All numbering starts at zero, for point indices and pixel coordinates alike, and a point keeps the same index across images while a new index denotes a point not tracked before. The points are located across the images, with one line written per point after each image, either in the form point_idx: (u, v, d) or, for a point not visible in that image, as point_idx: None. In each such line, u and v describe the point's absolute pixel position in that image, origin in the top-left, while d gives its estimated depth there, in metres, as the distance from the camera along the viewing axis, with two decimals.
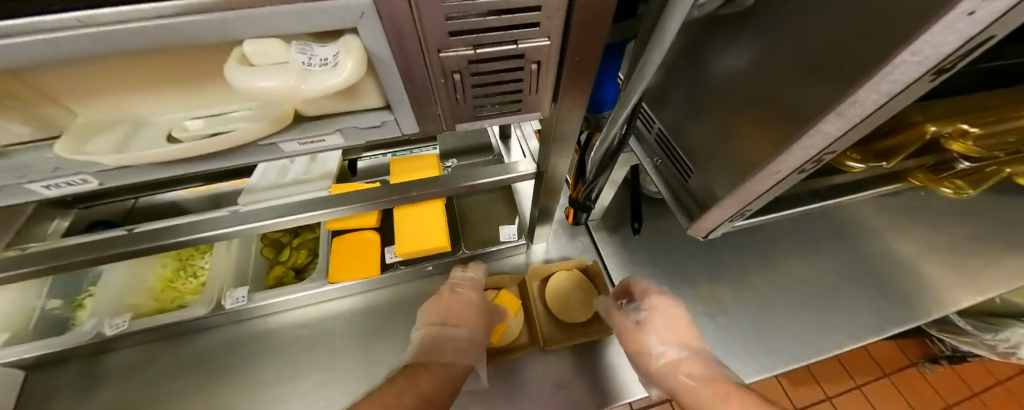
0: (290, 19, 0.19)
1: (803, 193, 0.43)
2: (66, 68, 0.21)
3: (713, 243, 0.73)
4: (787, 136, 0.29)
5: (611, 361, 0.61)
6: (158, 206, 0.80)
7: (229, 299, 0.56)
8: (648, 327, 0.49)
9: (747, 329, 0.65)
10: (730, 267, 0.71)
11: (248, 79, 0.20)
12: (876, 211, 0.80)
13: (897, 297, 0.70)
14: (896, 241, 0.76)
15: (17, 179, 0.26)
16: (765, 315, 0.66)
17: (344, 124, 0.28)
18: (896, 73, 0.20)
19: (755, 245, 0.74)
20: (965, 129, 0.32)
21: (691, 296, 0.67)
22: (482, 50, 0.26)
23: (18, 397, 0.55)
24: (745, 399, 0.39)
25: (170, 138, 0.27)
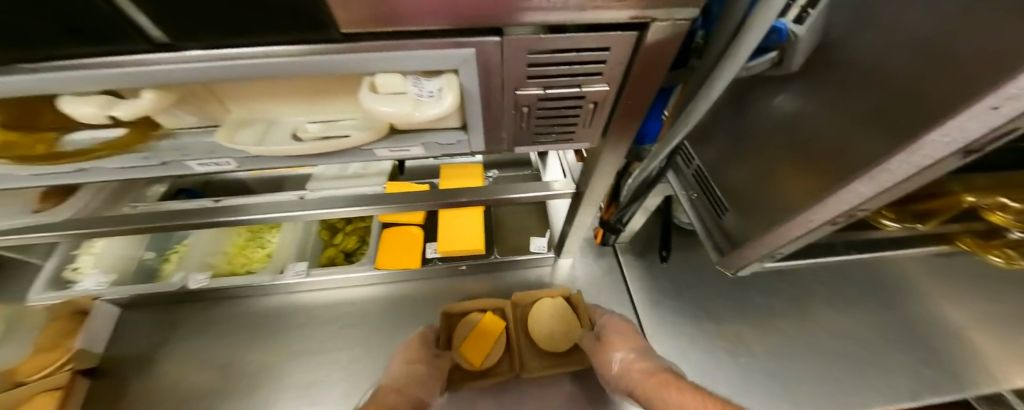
0: (413, 62, 0.26)
1: (838, 244, 0.43)
2: (244, 80, 0.28)
3: (741, 282, 0.73)
4: (824, 189, 0.31)
5: None
6: (234, 183, 0.92)
7: (291, 271, 0.64)
8: (604, 340, 0.56)
9: (768, 373, 0.64)
10: (756, 308, 0.70)
11: (378, 104, 0.27)
12: (923, 271, 0.76)
13: (940, 365, 0.66)
14: (944, 306, 0.72)
15: (180, 157, 0.33)
16: (789, 362, 0.65)
17: (428, 140, 0.34)
18: (927, 149, 0.22)
19: (785, 289, 0.73)
20: (1004, 203, 0.33)
21: (713, 332, 0.67)
22: (551, 91, 0.31)
23: (112, 330, 0.65)
24: (681, 385, 0.44)
25: (294, 137, 0.33)
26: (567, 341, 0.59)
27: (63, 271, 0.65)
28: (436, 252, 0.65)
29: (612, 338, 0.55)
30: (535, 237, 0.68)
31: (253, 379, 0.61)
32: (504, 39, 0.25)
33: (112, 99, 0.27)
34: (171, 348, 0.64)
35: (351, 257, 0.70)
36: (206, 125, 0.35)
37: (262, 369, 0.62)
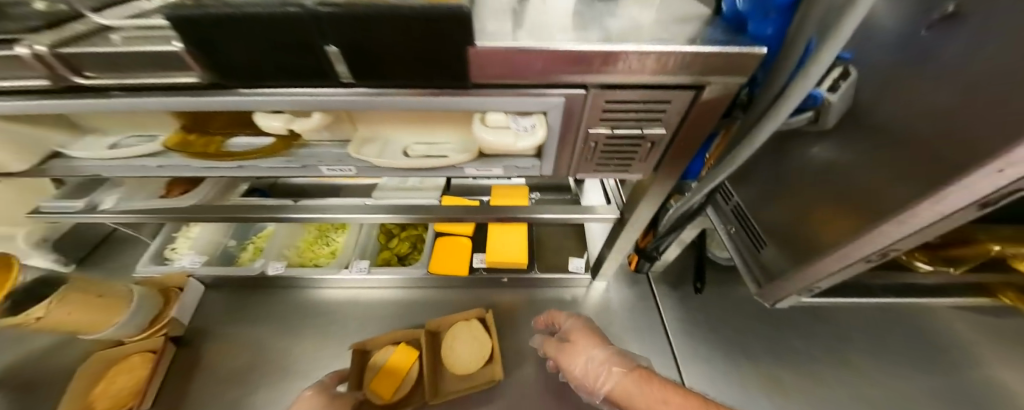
0: (517, 103, 0.34)
1: (875, 286, 0.46)
2: (384, 108, 0.37)
3: (775, 322, 0.73)
4: (858, 229, 0.35)
5: None
6: (303, 187, 1.04)
7: (354, 267, 0.72)
8: (576, 343, 0.57)
9: None
10: (791, 350, 0.70)
11: (490, 136, 0.36)
12: (971, 331, 0.74)
13: None
14: (999, 369, 0.69)
15: (317, 162, 0.42)
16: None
17: (510, 163, 0.41)
18: (947, 200, 0.27)
19: (820, 334, 0.73)
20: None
21: (746, 369, 0.67)
22: (617, 132, 0.37)
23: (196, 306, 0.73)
24: (662, 381, 0.45)
25: (405, 153, 0.42)
26: (475, 361, 0.64)
27: (164, 249, 0.76)
28: (483, 262, 0.71)
29: (582, 338, 0.57)
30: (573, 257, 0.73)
31: (305, 365, 0.67)
32: (588, 90, 0.33)
33: (292, 116, 0.37)
34: (236, 329, 0.71)
35: (404, 260, 0.78)
36: (335, 138, 0.44)
37: (313, 356, 0.68)
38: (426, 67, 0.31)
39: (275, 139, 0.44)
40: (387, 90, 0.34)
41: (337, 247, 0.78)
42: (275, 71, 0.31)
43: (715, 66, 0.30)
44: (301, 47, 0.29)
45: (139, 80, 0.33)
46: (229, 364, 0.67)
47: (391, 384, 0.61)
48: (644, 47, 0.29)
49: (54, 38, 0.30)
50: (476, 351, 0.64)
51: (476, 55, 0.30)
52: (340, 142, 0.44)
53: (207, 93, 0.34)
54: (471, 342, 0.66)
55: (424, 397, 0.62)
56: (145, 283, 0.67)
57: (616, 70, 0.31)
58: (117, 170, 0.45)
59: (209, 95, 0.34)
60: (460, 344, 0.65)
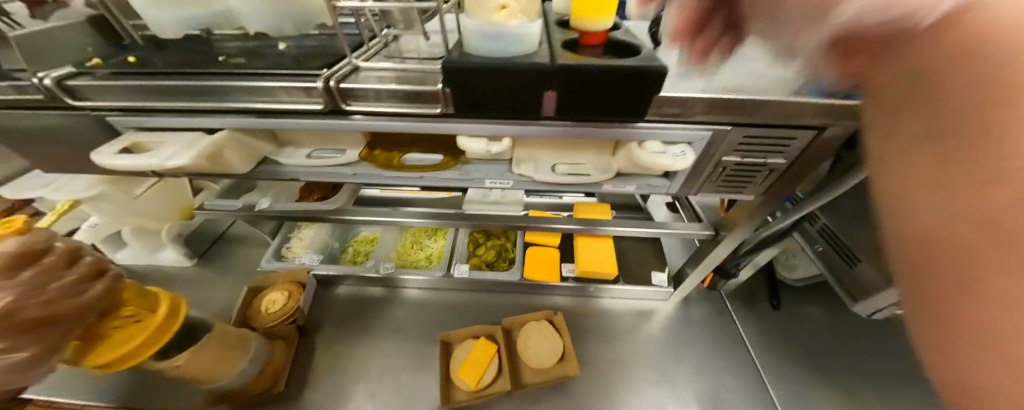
0: (671, 134, 0.43)
1: None
2: (556, 132, 0.46)
3: (864, 345, 0.73)
4: None
5: None
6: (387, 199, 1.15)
7: (456, 270, 0.81)
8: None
9: None
10: (884, 374, 0.69)
11: (651, 158, 0.44)
12: None
13: None
14: None
15: (485, 176, 0.53)
16: None
17: (646, 182, 0.50)
18: None
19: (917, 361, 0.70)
20: None
21: (835, 388, 0.67)
22: (744, 160, 0.46)
23: (314, 300, 0.82)
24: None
25: (558, 172, 0.52)
26: (551, 357, 0.66)
27: (283, 248, 0.85)
28: (572, 271, 0.78)
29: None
30: (654, 271, 0.79)
31: (410, 359, 0.73)
32: (733, 128, 0.42)
33: (487, 140, 0.47)
34: (345, 322, 0.79)
35: (493, 266, 0.86)
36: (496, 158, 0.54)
37: (416, 350, 0.75)
38: (618, 106, 0.40)
39: (445, 156, 0.55)
40: (574, 123, 0.43)
41: (433, 252, 0.88)
42: (500, 107, 0.41)
43: (842, 111, 0.39)
44: (534, 89, 0.39)
45: (388, 108, 0.44)
46: (342, 353, 0.74)
47: (474, 373, 0.64)
48: (787, 99, 0.39)
49: (345, 78, 0.42)
50: (550, 347, 0.67)
51: (659, 99, 0.40)
52: (500, 161, 0.54)
53: (434, 120, 0.45)
54: (544, 341, 0.68)
55: (503, 386, 0.65)
56: (275, 277, 0.77)
57: (762, 112, 0.40)
58: (315, 175, 0.55)
59: (432, 119, 0.44)
60: (534, 341, 0.68)
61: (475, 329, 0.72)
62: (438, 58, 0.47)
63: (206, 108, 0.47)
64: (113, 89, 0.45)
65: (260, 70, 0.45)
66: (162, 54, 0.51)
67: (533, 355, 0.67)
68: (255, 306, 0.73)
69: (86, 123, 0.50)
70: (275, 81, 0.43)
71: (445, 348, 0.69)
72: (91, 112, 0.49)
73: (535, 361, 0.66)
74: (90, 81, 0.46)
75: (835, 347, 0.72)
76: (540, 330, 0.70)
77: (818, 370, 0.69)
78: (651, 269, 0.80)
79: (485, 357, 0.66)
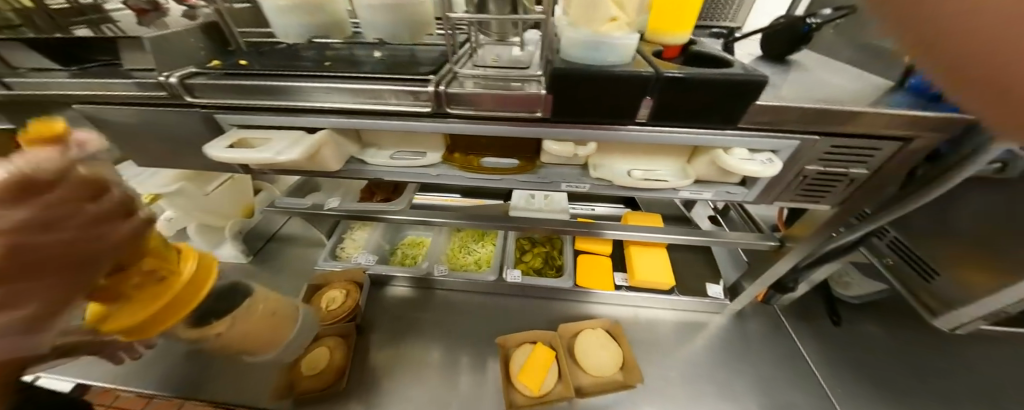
0: (760, 142, 0.45)
1: None
2: (642, 139, 0.48)
3: (934, 364, 0.70)
4: None
5: None
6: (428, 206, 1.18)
7: (508, 275, 0.82)
8: None
9: None
10: (959, 396, 0.66)
11: (740, 165, 0.46)
12: None
13: None
14: None
15: (562, 180, 0.55)
16: None
17: (724, 189, 0.52)
18: None
19: (992, 384, 0.67)
20: None
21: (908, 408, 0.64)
22: (827, 169, 0.47)
23: (368, 300, 0.84)
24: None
25: (635, 176, 0.53)
26: (612, 365, 0.67)
27: (337, 248, 0.88)
28: (624, 280, 0.79)
29: None
30: (709, 283, 0.79)
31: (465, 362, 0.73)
32: (821, 137, 0.44)
33: (574, 145, 0.50)
34: (398, 323, 0.80)
35: (540, 273, 0.86)
36: (572, 163, 0.56)
37: (471, 354, 0.75)
38: (714, 113, 0.42)
39: (522, 161, 0.58)
40: (666, 128, 0.46)
41: (482, 256, 0.89)
42: (598, 111, 0.44)
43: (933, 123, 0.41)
44: (636, 96, 0.42)
45: (489, 111, 0.46)
46: (399, 353, 0.75)
47: (536, 378, 0.64)
48: (878, 110, 0.41)
49: (451, 83, 0.45)
50: (610, 354, 0.68)
51: (754, 108, 0.42)
52: (576, 165, 0.56)
53: (528, 124, 0.47)
54: (603, 349, 0.68)
55: (565, 393, 0.64)
56: (334, 275, 0.79)
57: (851, 122, 0.42)
58: (398, 175, 0.58)
59: (528, 123, 0.47)
60: (593, 348, 0.69)
61: (531, 335, 0.72)
62: (529, 66, 0.50)
63: (311, 109, 0.50)
64: (226, 89, 0.48)
65: (366, 73, 0.48)
66: (264, 57, 0.55)
67: (594, 363, 0.67)
68: (316, 304, 0.75)
69: (195, 122, 0.54)
70: (389, 84, 0.45)
71: (505, 352, 0.70)
72: (201, 110, 0.52)
73: (595, 369, 0.66)
74: (204, 80, 0.48)
75: (903, 366, 0.70)
76: (598, 337, 0.70)
77: (887, 388, 0.67)
78: (705, 280, 0.80)
79: (545, 362, 0.67)
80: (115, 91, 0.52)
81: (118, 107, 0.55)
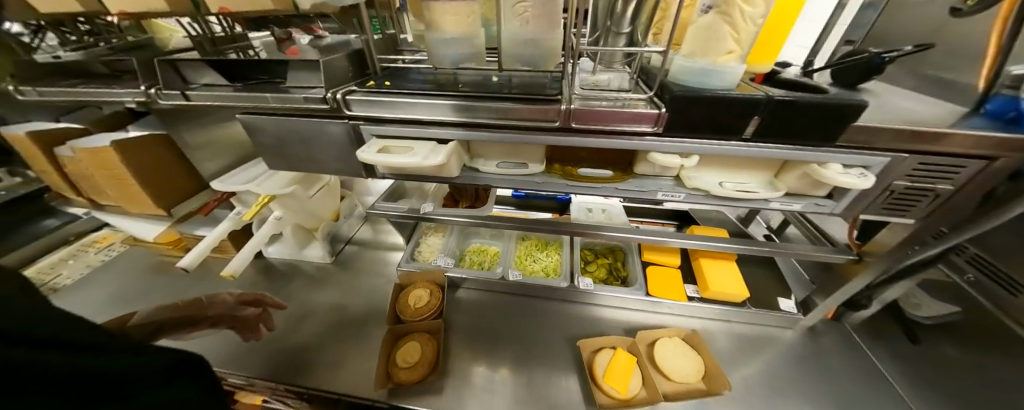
0: (851, 158, 0.50)
1: None
2: (739, 155, 0.55)
3: None
4: None
5: None
6: None
7: (580, 282, 0.86)
8: None
9: None
10: None
11: (836, 177, 0.51)
12: None
13: None
14: None
15: (658, 189, 0.61)
16: None
17: (812, 202, 0.57)
18: None
19: None
20: None
21: None
22: (913, 184, 0.52)
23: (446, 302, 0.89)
24: None
25: (727, 188, 0.59)
26: (692, 372, 0.69)
27: (414, 252, 0.95)
28: (694, 291, 0.82)
29: None
30: (779, 297, 0.81)
31: (542, 365, 0.76)
32: (910, 155, 0.49)
33: (677, 157, 0.56)
34: (475, 324, 0.84)
35: (607, 283, 0.90)
36: (665, 174, 0.62)
37: (548, 357, 0.77)
38: (814, 131, 0.49)
39: (617, 172, 0.64)
40: (766, 144, 0.52)
41: (550, 265, 0.94)
42: (706, 128, 0.51)
43: (1021, 144, 0.45)
44: (744, 115, 0.48)
45: (607, 127, 0.54)
46: (479, 353, 0.78)
47: (621, 380, 0.67)
48: (965, 130, 0.46)
49: (576, 102, 0.53)
50: (689, 362, 0.70)
51: (849, 128, 0.48)
52: (669, 177, 0.62)
53: (638, 138, 0.54)
54: (682, 359, 0.71)
55: (649, 398, 0.66)
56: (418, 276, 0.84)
57: (940, 142, 0.48)
58: (505, 181, 0.65)
59: (638, 138, 0.54)
60: (672, 356, 0.71)
61: (608, 340, 0.75)
62: (635, 90, 0.57)
63: (446, 122, 0.59)
64: (377, 104, 0.57)
65: (497, 93, 0.57)
66: (398, 79, 0.65)
67: (676, 371, 0.69)
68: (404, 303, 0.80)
69: (339, 132, 0.63)
70: (523, 103, 0.54)
71: (586, 356, 0.73)
72: (348, 122, 0.62)
73: (678, 375, 0.68)
74: (360, 96, 0.58)
75: (994, 390, 0.69)
76: (675, 345, 0.73)
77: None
78: (775, 295, 0.82)
79: (627, 367, 0.69)
80: (280, 105, 0.62)
81: (275, 118, 0.65)
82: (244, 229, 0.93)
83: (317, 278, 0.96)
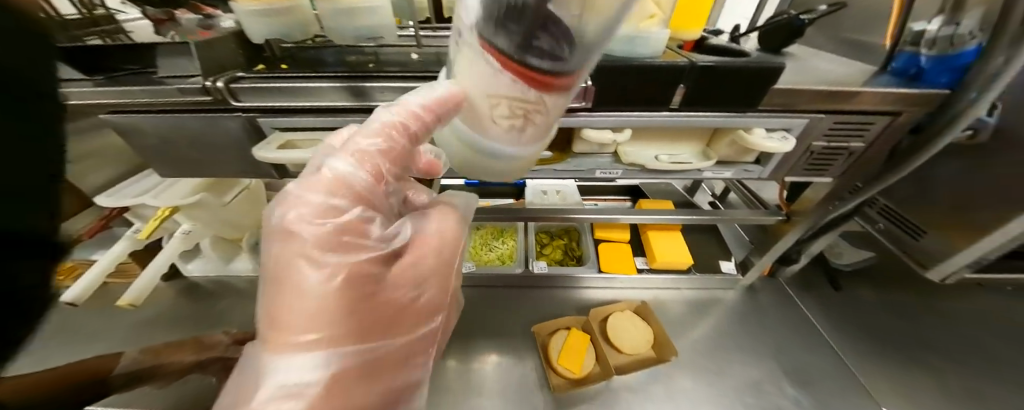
0: (772, 122, 0.51)
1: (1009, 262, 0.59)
2: (670, 126, 0.54)
3: (916, 317, 0.79)
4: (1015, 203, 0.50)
5: (832, 392, 0.67)
6: None
7: (534, 266, 0.85)
8: None
9: (970, 399, 0.66)
10: (939, 343, 0.74)
11: (761, 142, 0.51)
12: None
13: None
14: None
15: (597, 167, 0.59)
16: (989, 393, 0.66)
17: (740, 168, 0.57)
18: None
19: (964, 332, 0.76)
20: None
21: (902, 360, 0.71)
22: (830, 144, 0.54)
23: None
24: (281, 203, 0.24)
25: (663, 161, 0.58)
26: (643, 342, 0.71)
27: None
28: (645, 263, 0.83)
29: None
30: (722, 261, 0.85)
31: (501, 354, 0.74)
32: (827, 115, 0.50)
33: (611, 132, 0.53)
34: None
35: (563, 264, 0.90)
36: (603, 151, 0.60)
37: (507, 347, 0.76)
38: (739, 97, 0.48)
39: (554, 152, 0.62)
40: (695, 113, 0.51)
41: (504, 252, 0.91)
42: (637, 100, 0.49)
43: (920, 98, 0.48)
44: (671, 83, 0.46)
45: None
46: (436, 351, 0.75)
47: (576, 361, 0.67)
48: (873, 88, 0.48)
49: None
50: (640, 333, 0.72)
51: (771, 91, 0.47)
52: (607, 153, 0.60)
53: (569, 114, 0.51)
54: (634, 331, 0.72)
55: (603, 373, 0.67)
56: None
57: (852, 100, 0.49)
58: None
59: (569, 114, 0.51)
60: (625, 329, 0.72)
61: (565, 321, 0.75)
62: None
63: (359, 108, 0.52)
64: (272, 92, 0.49)
65: (413, 73, 0.51)
66: (302, 62, 0.56)
67: (628, 343, 0.71)
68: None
69: (234, 127, 0.54)
70: None
71: (543, 339, 0.73)
72: (242, 115, 0.53)
73: (631, 348, 0.70)
74: (250, 83, 0.49)
75: (898, 323, 0.78)
76: (628, 317, 0.74)
77: (882, 343, 0.74)
78: (718, 259, 0.85)
79: (582, 346, 0.69)
80: (151, 99, 0.51)
81: (151, 115, 0.54)
82: (151, 246, 0.81)
83: (251, 292, 0.87)
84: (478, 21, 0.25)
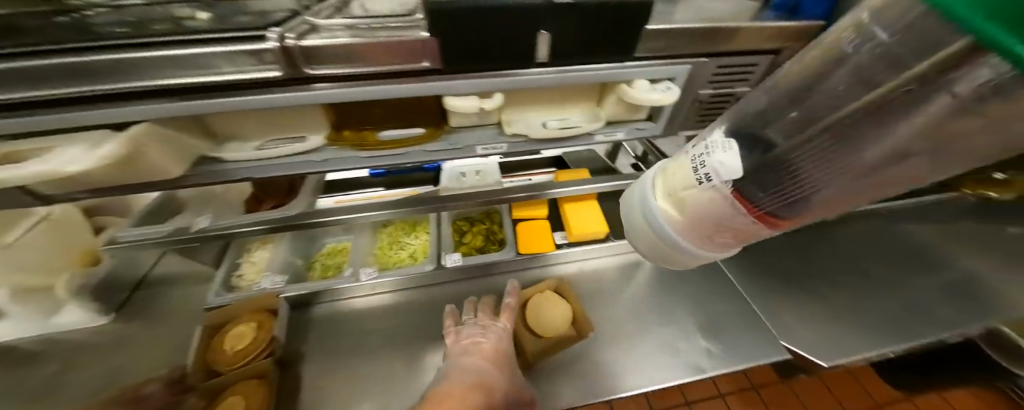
0: (653, 71, 0.45)
1: None
2: (546, 86, 0.46)
3: (809, 251, 0.84)
4: None
5: (739, 337, 0.69)
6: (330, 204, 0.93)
7: (448, 259, 0.75)
8: None
9: (845, 318, 0.71)
10: (826, 272, 0.80)
11: (644, 96, 0.45)
12: (945, 238, 0.88)
13: (963, 292, 0.76)
14: (975, 262, 0.82)
15: (476, 143, 0.49)
16: (860, 309, 0.73)
17: (632, 126, 0.52)
18: None
19: (846, 258, 0.83)
20: None
21: (798, 294, 0.76)
22: (716, 91, 0.50)
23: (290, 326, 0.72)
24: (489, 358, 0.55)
25: (549, 127, 0.50)
26: (562, 320, 0.67)
27: (232, 276, 0.72)
28: (565, 238, 0.79)
29: None
30: None
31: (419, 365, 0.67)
32: (710, 58, 0.45)
33: (477, 97, 0.43)
34: (331, 342, 0.70)
35: (484, 250, 0.82)
36: (484, 122, 0.51)
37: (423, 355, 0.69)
38: (613, 42, 0.40)
39: (428, 128, 0.50)
40: (570, 66, 0.42)
41: (416, 248, 0.80)
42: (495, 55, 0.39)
43: (797, 31, 0.44)
44: (531, 30, 0.37)
45: (366, 69, 0.38)
46: (340, 378, 0.65)
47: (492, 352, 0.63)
48: (753, 23, 0.43)
49: (304, 37, 0.35)
50: (559, 311, 0.68)
51: (646, 33, 0.40)
52: (489, 125, 0.51)
53: (418, 80, 0.40)
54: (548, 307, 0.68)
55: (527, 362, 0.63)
56: (240, 308, 0.66)
57: (733, 39, 0.44)
58: (273, 170, 0.46)
59: (417, 79, 0.40)
60: (542, 311, 0.68)
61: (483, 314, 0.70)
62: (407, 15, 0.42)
63: (110, 96, 0.36)
64: None
65: (183, 37, 0.36)
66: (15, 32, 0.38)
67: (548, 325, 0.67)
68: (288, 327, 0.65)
69: None
70: (216, 47, 0.34)
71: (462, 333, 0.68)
72: None
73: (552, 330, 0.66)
74: None
75: (797, 259, 0.82)
76: (545, 297, 0.71)
77: (778, 280, 0.79)
78: None
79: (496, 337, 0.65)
80: None
81: None
82: None
83: (91, 347, 0.68)
84: (738, 176, 0.33)
